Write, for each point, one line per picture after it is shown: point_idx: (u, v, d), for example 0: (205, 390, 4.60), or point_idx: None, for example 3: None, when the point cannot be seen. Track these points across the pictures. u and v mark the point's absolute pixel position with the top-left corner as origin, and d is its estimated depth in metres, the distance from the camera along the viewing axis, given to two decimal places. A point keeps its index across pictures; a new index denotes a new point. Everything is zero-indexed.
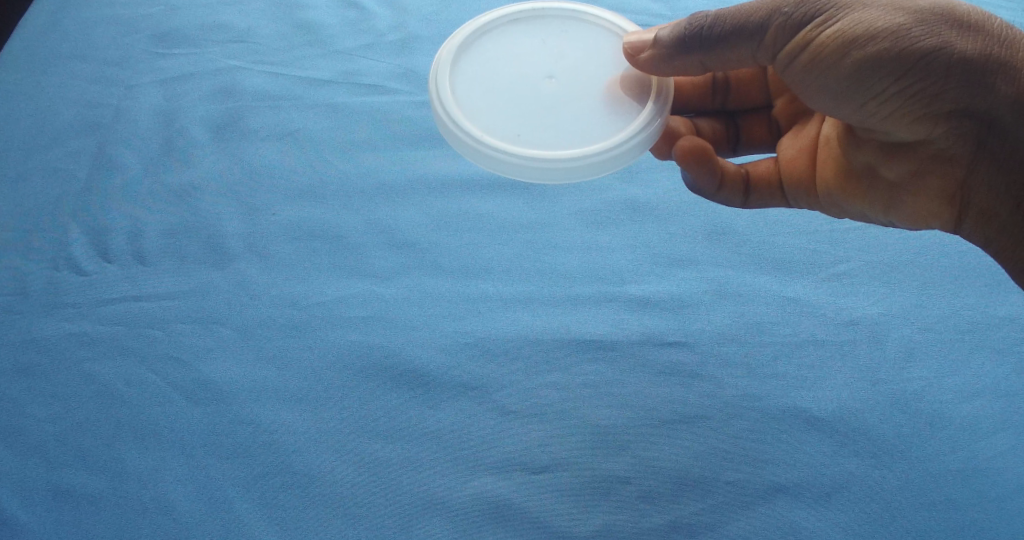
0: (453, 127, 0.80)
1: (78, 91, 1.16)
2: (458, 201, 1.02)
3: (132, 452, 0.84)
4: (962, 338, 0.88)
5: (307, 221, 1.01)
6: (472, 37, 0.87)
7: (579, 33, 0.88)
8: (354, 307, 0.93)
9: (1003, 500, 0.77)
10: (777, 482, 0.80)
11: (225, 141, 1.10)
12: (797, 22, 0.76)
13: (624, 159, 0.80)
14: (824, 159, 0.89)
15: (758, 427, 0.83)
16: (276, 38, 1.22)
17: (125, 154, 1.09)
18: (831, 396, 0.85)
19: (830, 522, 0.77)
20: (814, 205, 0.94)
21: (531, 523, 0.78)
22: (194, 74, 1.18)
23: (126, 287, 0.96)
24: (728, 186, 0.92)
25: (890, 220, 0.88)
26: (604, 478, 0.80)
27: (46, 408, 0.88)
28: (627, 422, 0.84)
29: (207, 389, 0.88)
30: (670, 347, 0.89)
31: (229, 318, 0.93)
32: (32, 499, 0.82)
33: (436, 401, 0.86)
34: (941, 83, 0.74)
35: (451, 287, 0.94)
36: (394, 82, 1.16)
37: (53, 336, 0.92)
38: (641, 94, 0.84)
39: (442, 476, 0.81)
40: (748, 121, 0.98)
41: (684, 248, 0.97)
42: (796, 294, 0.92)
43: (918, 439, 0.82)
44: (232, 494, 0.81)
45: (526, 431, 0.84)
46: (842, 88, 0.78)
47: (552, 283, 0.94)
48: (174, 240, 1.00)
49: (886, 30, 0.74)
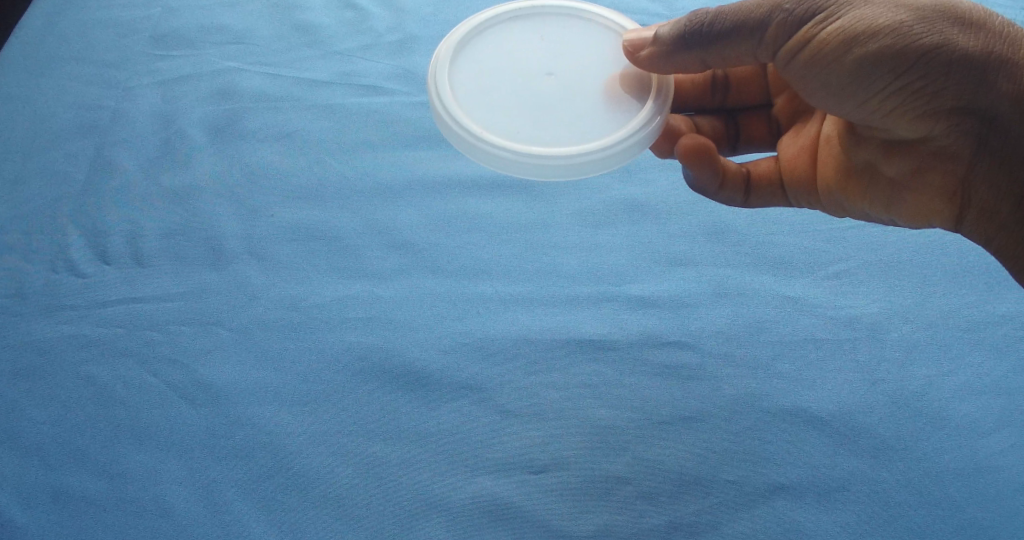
0: (454, 125, 0.80)
1: (76, 93, 1.16)
2: (457, 201, 1.02)
3: (132, 453, 0.84)
4: (961, 337, 0.88)
5: (307, 222, 1.01)
6: (470, 35, 0.87)
7: (579, 31, 0.88)
8: (353, 308, 0.93)
9: (1004, 500, 0.77)
10: (777, 481, 0.79)
11: (223, 143, 1.10)
12: (798, 18, 0.76)
13: (625, 156, 0.80)
14: (825, 157, 0.89)
15: (757, 426, 0.83)
16: (275, 39, 1.22)
17: (125, 156, 1.09)
18: (832, 395, 0.84)
19: (830, 522, 0.77)
20: (815, 204, 0.94)
21: (530, 523, 0.78)
22: (194, 75, 1.18)
23: (126, 289, 0.96)
24: (729, 185, 0.92)
25: (891, 218, 0.88)
26: (604, 478, 0.80)
27: (45, 410, 0.88)
28: (627, 422, 0.84)
29: (206, 391, 0.88)
30: (669, 346, 0.89)
31: (228, 319, 0.93)
32: (32, 501, 0.82)
33: (436, 401, 0.86)
34: (942, 80, 0.74)
35: (450, 288, 0.94)
36: (392, 82, 1.16)
37: (52, 337, 0.92)
38: (641, 92, 0.84)
39: (441, 477, 0.81)
40: (748, 119, 0.98)
41: (683, 247, 0.97)
42: (795, 293, 0.92)
43: (918, 438, 0.81)
44: (232, 495, 0.81)
45: (525, 431, 0.84)
46: (842, 85, 0.77)
47: (552, 282, 0.94)
48: (174, 241, 1.00)
49: (887, 26, 0.74)
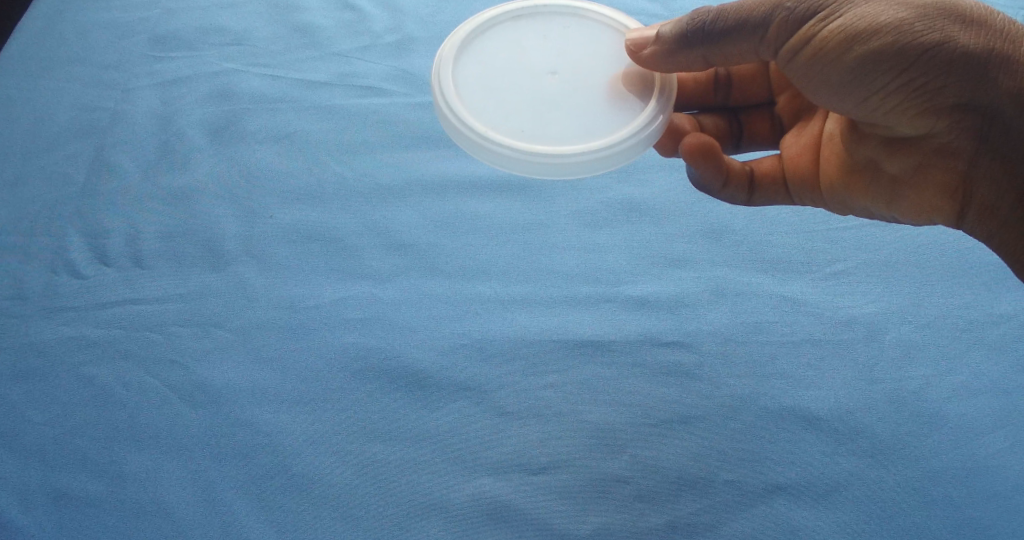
0: (458, 124, 0.79)
1: (76, 96, 1.16)
2: (457, 202, 1.02)
3: (132, 454, 0.84)
4: (959, 336, 0.87)
5: (306, 223, 1.01)
6: (475, 34, 0.87)
7: (581, 30, 0.88)
8: (351, 309, 0.93)
9: (1003, 500, 0.77)
10: (775, 481, 0.79)
11: (223, 144, 1.10)
12: (800, 17, 0.76)
13: (624, 156, 0.79)
14: (829, 155, 0.88)
15: (756, 425, 0.83)
16: (274, 40, 1.22)
17: (125, 157, 1.09)
18: (832, 396, 0.84)
19: (829, 522, 0.77)
20: (819, 203, 0.93)
21: (530, 523, 0.78)
22: (193, 76, 1.18)
23: (124, 290, 0.96)
24: (734, 183, 0.91)
25: (893, 216, 0.87)
26: (603, 478, 0.80)
27: (44, 412, 0.88)
28: (626, 422, 0.84)
29: (205, 391, 0.88)
30: (668, 347, 0.89)
31: (227, 321, 0.93)
32: (32, 503, 0.82)
33: (435, 402, 0.86)
34: (944, 78, 0.74)
35: (449, 288, 0.94)
36: (391, 83, 1.16)
37: (52, 340, 0.92)
38: (644, 91, 0.84)
39: (439, 477, 0.81)
40: (750, 117, 0.98)
41: (682, 248, 0.97)
42: (794, 293, 0.92)
43: (917, 438, 0.81)
44: (231, 496, 0.81)
45: (525, 431, 0.84)
46: (844, 83, 0.77)
47: (550, 283, 0.94)
48: (174, 243, 1.00)
49: (890, 24, 0.74)
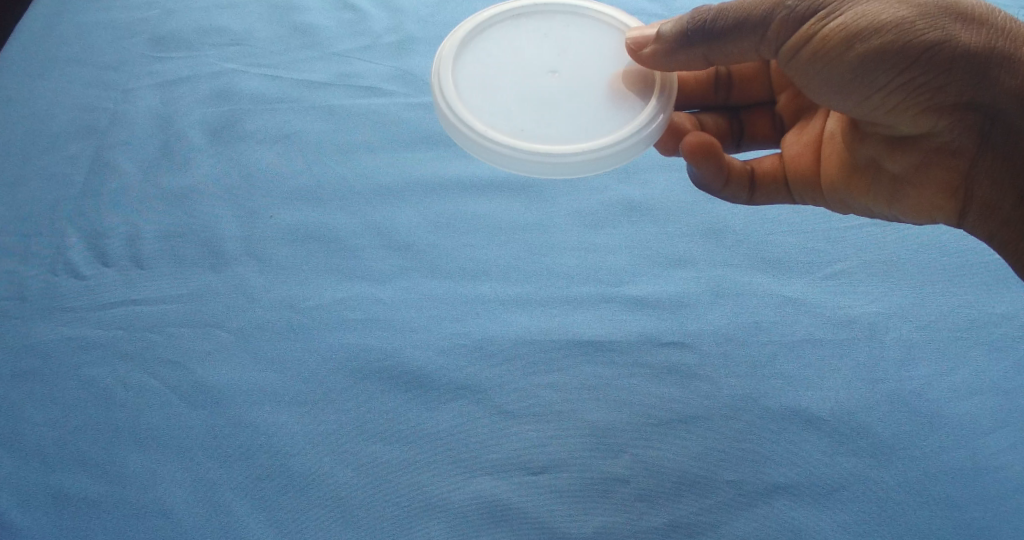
0: (459, 123, 0.79)
1: (76, 96, 1.16)
2: (457, 203, 1.02)
3: (132, 454, 0.84)
4: (960, 336, 0.87)
5: (305, 224, 1.01)
6: (475, 33, 0.87)
7: (582, 29, 0.88)
8: (351, 310, 0.93)
9: (1004, 500, 0.76)
10: (775, 481, 0.79)
11: (222, 144, 1.10)
12: (801, 16, 0.75)
13: (625, 156, 0.79)
14: (830, 154, 0.88)
15: (757, 425, 0.83)
16: (273, 41, 1.22)
17: (125, 158, 1.09)
18: (832, 396, 0.84)
19: (830, 522, 0.76)
20: (819, 202, 0.92)
21: (530, 523, 0.78)
22: (193, 77, 1.18)
23: (124, 291, 0.96)
24: (735, 183, 0.91)
25: (894, 214, 0.87)
26: (603, 478, 0.80)
27: (43, 412, 0.88)
28: (626, 422, 0.84)
29: (205, 392, 0.88)
30: (668, 347, 0.88)
31: (227, 321, 0.93)
32: (32, 504, 0.82)
33: (435, 403, 0.86)
34: (945, 76, 0.74)
35: (449, 288, 0.94)
36: (391, 83, 1.15)
37: (51, 340, 0.92)
38: (645, 90, 0.83)
39: (439, 478, 0.81)
40: (751, 116, 0.97)
41: (681, 247, 0.97)
42: (794, 293, 0.92)
43: (918, 438, 0.81)
44: (231, 497, 0.81)
45: (525, 431, 0.83)
46: (845, 82, 0.77)
47: (550, 283, 0.94)
48: (173, 243, 1.00)
49: (891, 22, 0.73)
